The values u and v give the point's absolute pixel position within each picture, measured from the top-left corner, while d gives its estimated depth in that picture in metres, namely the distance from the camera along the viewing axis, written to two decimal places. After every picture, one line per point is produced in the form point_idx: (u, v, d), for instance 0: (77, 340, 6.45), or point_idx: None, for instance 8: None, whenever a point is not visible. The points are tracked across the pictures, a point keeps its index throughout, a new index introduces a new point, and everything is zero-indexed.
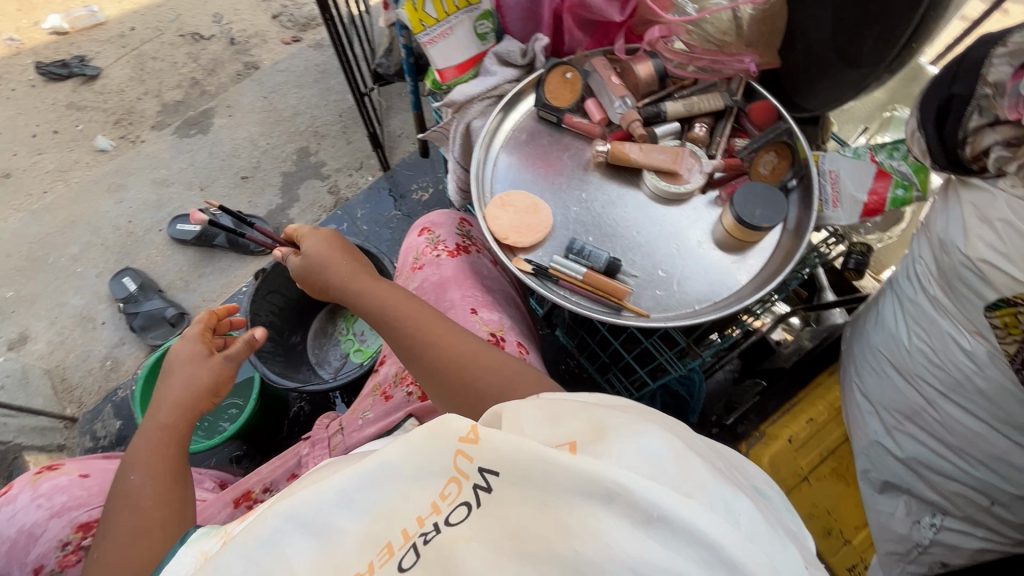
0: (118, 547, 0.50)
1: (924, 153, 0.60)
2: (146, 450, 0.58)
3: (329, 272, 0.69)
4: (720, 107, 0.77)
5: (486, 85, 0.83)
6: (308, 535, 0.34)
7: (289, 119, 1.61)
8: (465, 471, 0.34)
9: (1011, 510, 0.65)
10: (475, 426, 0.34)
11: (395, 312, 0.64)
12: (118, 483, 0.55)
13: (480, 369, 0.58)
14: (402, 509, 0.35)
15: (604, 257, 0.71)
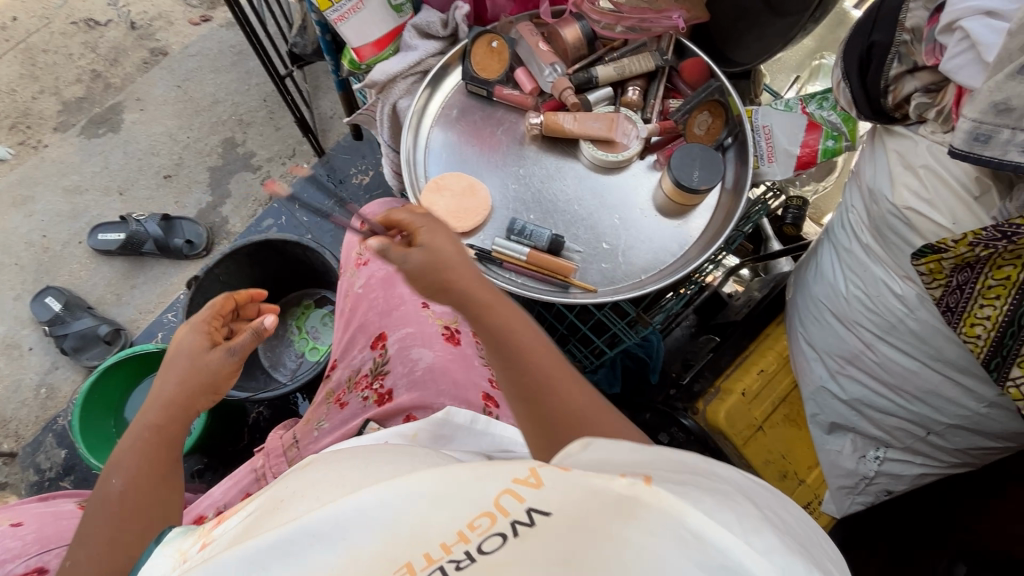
0: (88, 557, 0.49)
1: (850, 104, 0.59)
2: (132, 451, 0.56)
3: (443, 273, 0.51)
4: (651, 68, 0.75)
5: (407, 61, 0.78)
6: (314, 543, 0.24)
7: (209, 108, 1.49)
8: (510, 508, 0.24)
9: (946, 438, 0.69)
10: (537, 470, 0.25)
11: (497, 331, 0.50)
12: (100, 488, 0.54)
13: (596, 428, 0.45)
14: (422, 531, 0.24)
15: (547, 235, 0.69)
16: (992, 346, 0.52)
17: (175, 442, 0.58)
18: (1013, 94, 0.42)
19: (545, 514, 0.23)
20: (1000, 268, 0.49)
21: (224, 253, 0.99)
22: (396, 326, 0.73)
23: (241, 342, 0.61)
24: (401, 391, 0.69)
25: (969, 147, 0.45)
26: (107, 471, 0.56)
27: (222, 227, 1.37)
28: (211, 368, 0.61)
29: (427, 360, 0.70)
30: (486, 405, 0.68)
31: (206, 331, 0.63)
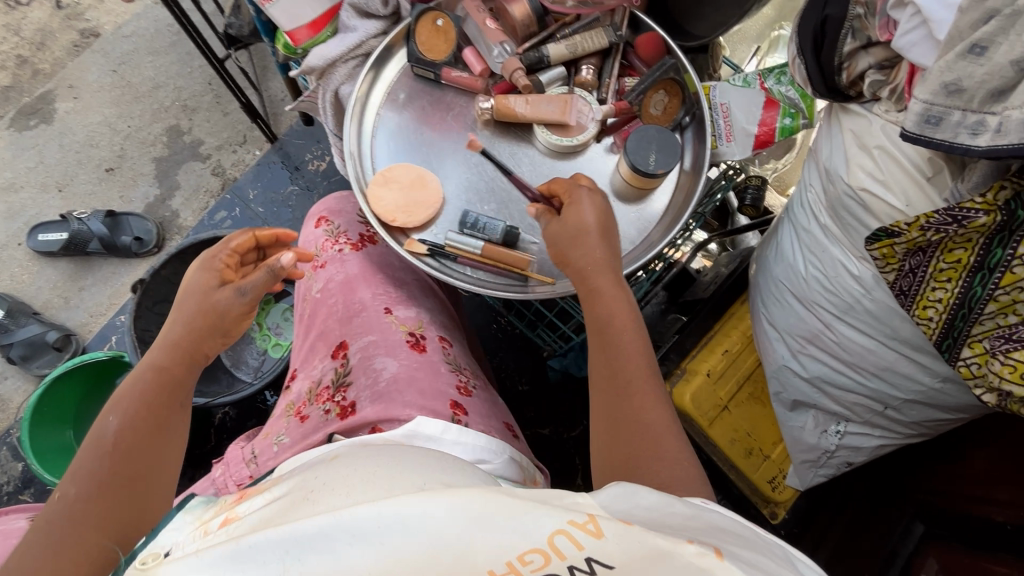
0: (77, 495, 0.47)
1: (805, 81, 0.57)
2: (133, 390, 0.54)
3: (568, 249, 0.61)
4: (605, 45, 0.72)
5: (346, 44, 0.73)
6: (353, 543, 0.30)
7: (149, 94, 1.40)
8: (565, 551, 0.30)
9: (903, 412, 0.70)
10: (594, 518, 0.30)
11: (598, 320, 0.58)
12: (94, 425, 0.51)
13: (662, 442, 0.51)
14: (474, 553, 0.30)
15: (500, 227, 0.67)
16: (943, 328, 0.51)
17: (179, 385, 0.56)
18: (963, 74, 0.40)
19: (600, 563, 0.29)
20: (951, 251, 0.49)
21: (170, 253, 0.94)
22: (357, 335, 0.73)
23: (255, 281, 0.59)
24: (363, 404, 0.67)
25: (921, 129, 0.43)
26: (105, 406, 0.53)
27: (173, 221, 1.30)
28: (223, 312, 0.59)
29: (391, 370, 0.69)
30: (453, 413, 0.67)
31: (218, 271, 0.61)
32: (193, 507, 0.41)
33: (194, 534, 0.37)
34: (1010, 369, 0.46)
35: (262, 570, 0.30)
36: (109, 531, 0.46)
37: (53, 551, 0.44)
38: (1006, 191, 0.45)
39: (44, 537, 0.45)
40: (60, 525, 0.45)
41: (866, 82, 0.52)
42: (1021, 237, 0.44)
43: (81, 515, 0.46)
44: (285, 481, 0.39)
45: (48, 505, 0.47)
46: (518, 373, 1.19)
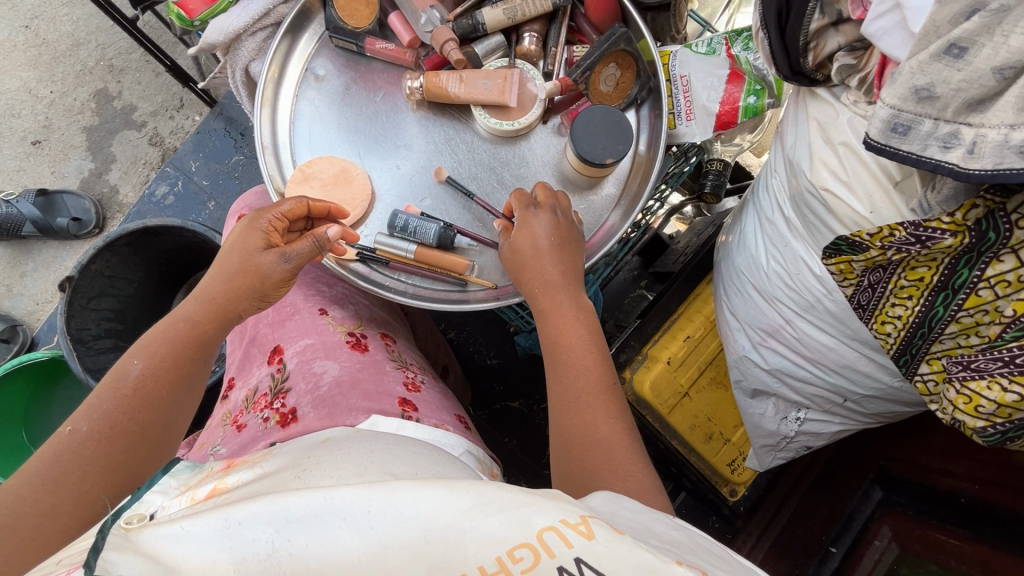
0: (89, 435, 0.44)
1: (767, 58, 0.51)
2: (167, 336, 0.51)
3: (520, 271, 0.56)
4: (549, 9, 0.63)
5: (248, 14, 0.65)
6: (344, 528, 0.27)
7: (70, 53, 1.27)
8: (554, 549, 0.26)
9: (863, 404, 0.66)
10: (586, 518, 0.27)
11: (548, 336, 0.53)
12: (117, 364, 0.48)
13: (619, 457, 0.45)
14: (463, 547, 0.26)
15: (433, 229, 0.61)
16: (901, 344, 0.47)
17: (208, 345, 0.53)
18: (937, 78, 0.35)
19: (592, 568, 0.25)
20: (913, 270, 0.45)
21: (97, 246, 0.86)
22: (293, 338, 0.65)
23: (300, 249, 0.53)
24: (305, 410, 0.59)
25: (886, 139, 0.38)
26: (133, 345, 0.50)
27: (112, 198, 1.22)
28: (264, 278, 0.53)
29: (333, 373, 0.61)
30: (402, 410, 0.59)
31: (265, 232, 0.54)
32: (179, 473, 0.38)
33: (180, 498, 0.34)
34: (964, 399, 0.42)
35: (252, 546, 0.27)
36: (110, 484, 0.43)
37: (55, 487, 0.41)
38: (977, 210, 0.40)
39: (42, 466, 0.42)
40: (67, 461, 0.42)
41: (835, 66, 0.48)
42: (990, 258, 0.40)
43: (88, 457, 0.43)
44: (274, 459, 0.40)
45: (54, 437, 0.44)
46: (486, 347, 1.12)
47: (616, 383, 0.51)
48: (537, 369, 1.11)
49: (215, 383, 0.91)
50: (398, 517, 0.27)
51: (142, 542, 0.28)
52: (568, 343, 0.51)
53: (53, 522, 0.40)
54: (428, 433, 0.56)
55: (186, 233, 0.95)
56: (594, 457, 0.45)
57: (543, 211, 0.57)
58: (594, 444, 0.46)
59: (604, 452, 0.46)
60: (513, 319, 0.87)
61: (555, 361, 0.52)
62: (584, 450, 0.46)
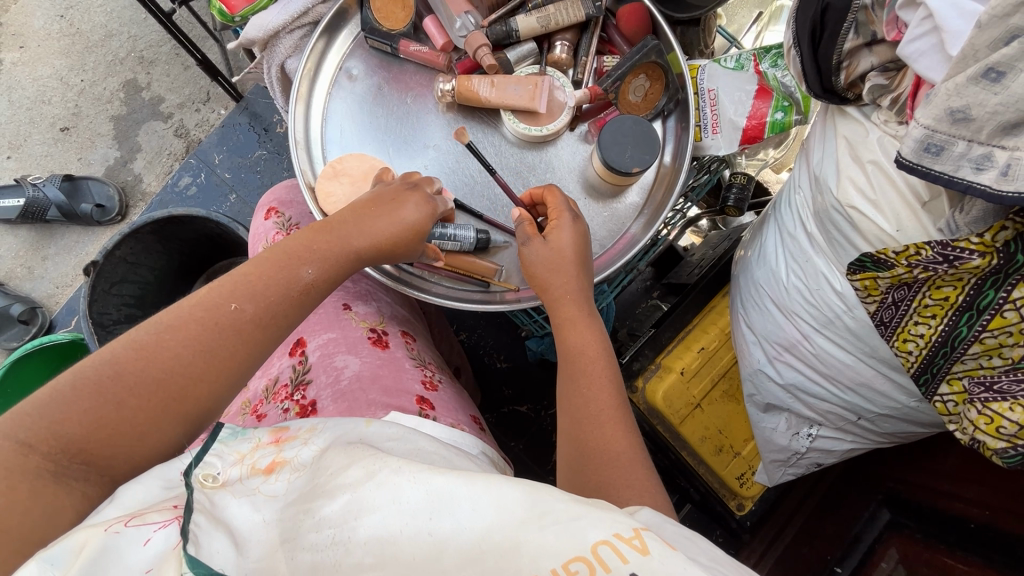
0: (253, 320, 0.43)
1: (798, 76, 0.52)
2: (337, 258, 0.49)
3: (546, 275, 0.56)
4: (582, 19, 0.64)
5: (288, 12, 0.67)
6: (405, 527, 0.31)
7: (102, 43, 1.29)
8: (610, 563, 0.27)
9: (877, 423, 0.65)
10: (640, 533, 0.28)
11: (570, 349, 0.53)
12: (289, 268, 0.46)
13: (628, 471, 0.44)
14: (517, 557, 0.28)
15: (473, 235, 0.61)
16: (923, 363, 0.48)
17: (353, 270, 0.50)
18: (973, 101, 0.36)
19: None
20: (939, 289, 0.45)
21: (123, 233, 0.87)
22: (315, 331, 0.66)
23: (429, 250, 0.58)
24: (325, 403, 0.60)
25: (918, 158, 0.39)
26: (302, 249, 0.47)
27: (136, 187, 1.24)
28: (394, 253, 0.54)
29: (353, 368, 0.62)
30: (420, 408, 0.59)
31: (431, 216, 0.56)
32: (229, 440, 0.39)
33: (239, 465, 0.38)
34: (985, 420, 0.43)
35: (314, 551, 0.31)
36: (246, 370, 0.43)
37: (212, 359, 0.41)
38: (1007, 231, 0.41)
39: (191, 329, 0.41)
40: (224, 337, 0.42)
41: (868, 85, 0.48)
42: (1017, 280, 0.41)
43: (241, 341, 0.42)
44: (324, 428, 0.42)
45: (216, 310, 0.42)
46: (497, 350, 1.13)
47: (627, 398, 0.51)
48: (546, 374, 1.11)
49: None
50: (455, 525, 0.30)
51: (221, 508, 0.35)
52: (592, 356, 0.52)
53: (198, 387, 0.40)
54: (446, 432, 0.56)
55: (209, 223, 0.96)
56: (604, 467, 0.45)
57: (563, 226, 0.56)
58: (603, 456, 0.46)
59: (613, 463, 0.45)
60: (527, 324, 0.85)
61: (570, 361, 0.53)
62: (592, 462, 0.46)
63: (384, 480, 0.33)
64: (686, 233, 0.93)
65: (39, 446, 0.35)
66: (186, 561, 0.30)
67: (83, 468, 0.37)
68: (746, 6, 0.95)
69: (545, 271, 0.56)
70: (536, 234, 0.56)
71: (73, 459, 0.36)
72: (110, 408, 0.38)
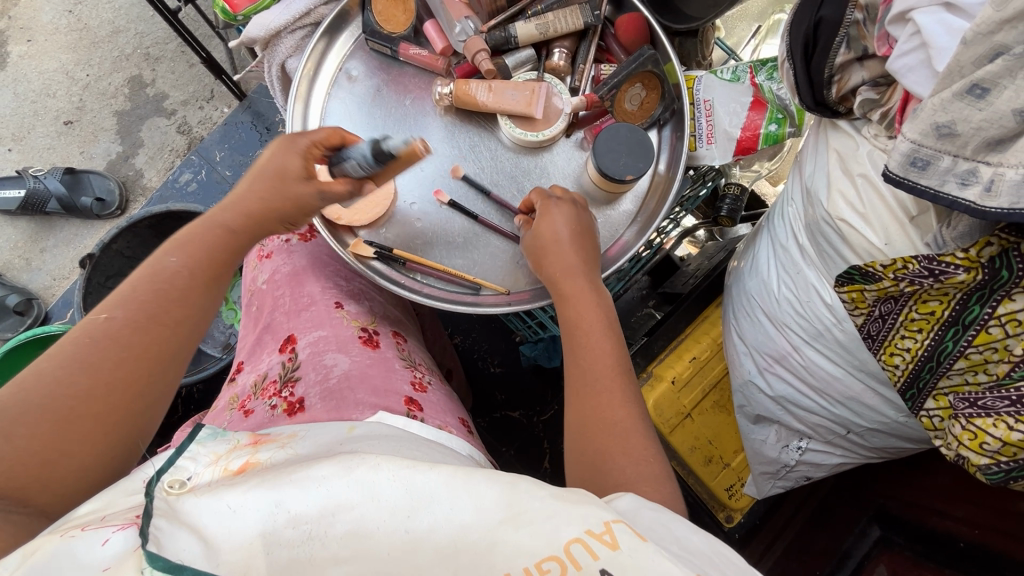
0: (124, 324, 0.42)
1: (791, 88, 0.53)
2: (208, 242, 0.47)
3: (540, 258, 0.58)
4: (580, 27, 0.65)
5: (290, 12, 0.68)
6: (382, 527, 0.31)
7: (109, 39, 1.30)
8: (581, 560, 0.28)
9: (867, 438, 0.65)
10: (611, 528, 0.29)
11: (570, 322, 0.53)
12: (151, 260, 0.45)
13: (628, 441, 0.45)
14: (495, 554, 0.29)
15: (359, 153, 0.52)
16: (909, 377, 0.48)
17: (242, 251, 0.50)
18: (958, 117, 0.36)
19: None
20: (925, 303, 0.45)
21: (121, 226, 0.88)
22: (306, 329, 0.66)
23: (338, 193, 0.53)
24: (313, 401, 0.60)
25: (905, 172, 0.39)
26: (170, 245, 0.46)
27: (136, 182, 1.24)
28: (306, 206, 0.53)
29: (342, 366, 0.62)
30: (408, 409, 0.59)
31: (303, 154, 0.53)
32: (206, 441, 0.41)
33: (212, 467, 0.39)
34: (969, 435, 0.43)
35: (292, 533, 0.31)
36: (142, 373, 0.42)
37: (93, 372, 0.40)
38: (992, 248, 0.41)
39: (70, 349, 0.40)
40: (101, 347, 0.41)
41: (858, 99, 0.49)
42: (1002, 296, 0.41)
43: (123, 344, 0.41)
44: (301, 442, 0.44)
45: (86, 323, 0.42)
46: (490, 354, 1.13)
47: (633, 371, 0.50)
48: (539, 380, 1.11)
49: (220, 367, 0.92)
50: (431, 522, 0.31)
51: (185, 511, 0.33)
52: (587, 329, 0.51)
53: (90, 406, 0.40)
54: (433, 433, 0.56)
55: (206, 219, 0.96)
56: (603, 444, 0.45)
57: (558, 206, 0.59)
58: (601, 435, 0.46)
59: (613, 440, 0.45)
60: (521, 328, 0.85)
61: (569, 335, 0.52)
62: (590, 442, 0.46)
63: (361, 475, 0.33)
64: (681, 243, 0.94)
65: None
66: (146, 557, 0.29)
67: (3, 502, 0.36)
68: (746, 19, 0.96)
69: (540, 254, 0.58)
70: (527, 226, 0.59)
71: None
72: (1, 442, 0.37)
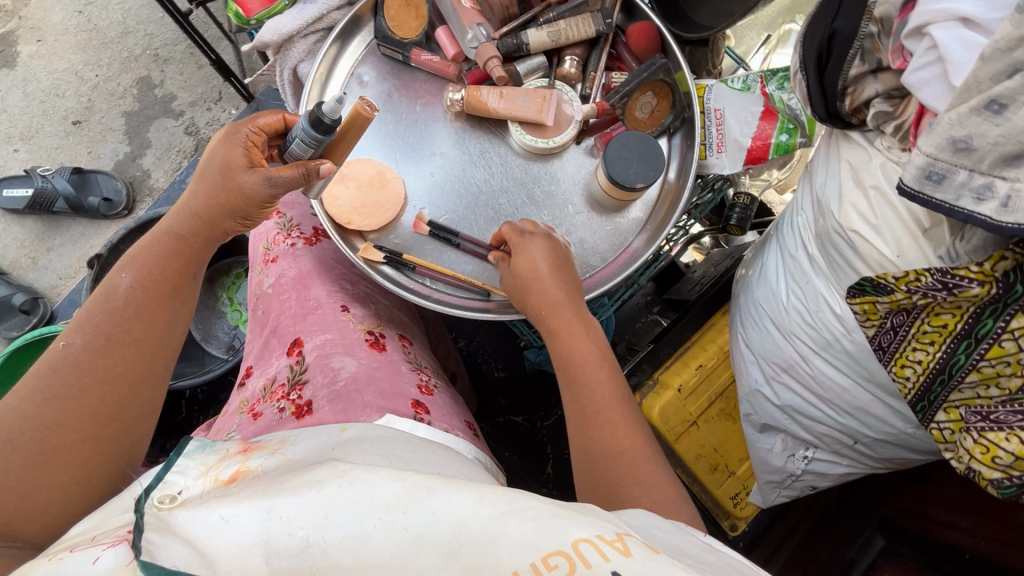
0: (83, 346, 0.46)
1: (805, 99, 0.53)
2: (153, 251, 0.51)
3: (524, 296, 0.56)
4: (592, 35, 0.65)
5: (303, 17, 0.68)
6: (380, 529, 0.31)
7: (118, 40, 1.31)
8: (590, 559, 0.28)
9: (873, 449, 0.65)
10: (621, 537, 0.30)
11: (564, 357, 0.53)
12: (105, 279, 0.49)
13: (640, 466, 0.46)
14: (496, 552, 0.29)
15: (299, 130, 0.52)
16: (920, 389, 0.47)
17: (195, 260, 0.54)
18: (975, 132, 0.37)
19: None
20: (937, 316, 0.45)
21: (129, 227, 0.88)
22: (313, 332, 0.66)
23: (285, 175, 0.52)
24: (320, 403, 0.59)
25: (920, 185, 0.39)
26: (123, 262, 0.51)
27: (144, 182, 1.25)
28: (247, 195, 0.53)
29: (350, 369, 0.62)
30: (415, 412, 0.59)
31: (245, 146, 0.53)
32: (194, 453, 0.42)
33: (203, 478, 0.39)
34: (981, 449, 0.43)
35: (288, 534, 0.31)
36: (111, 392, 0.45)
37: (59, 399, 0.43)
38: (1006, 261, 0.41)
39: (39, 379, 0.44)
40: (65, 374, 0.44)
41: (872, 111, 0.49)
42: (1015, 310, 0.41)
43: (85, 368, 0.45)
44: (291, 445, 0.44)
45: (50, 352, 0.46)
46: (495, 359, 1.13)
47: (631, 395, 0.51)
48: (543, 386, 1.11)
49: (226, 369, 0.92)
50: (429, 517, 0.31)
51: (176, 526, 0.33)
52: (581, 361, 0.51)
53: (61, 433, 0.43)
54: (439, 436, 0.56)
55: None
56: (616, 469, 0.46)
57: (534, 240, 0.57)
58: (613, 462, 0.46)
59: (626, 466, 0.46)
60: (526, 334, 0.84)
61: (567, 372, 0.52)
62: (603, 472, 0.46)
63: (355, 479, 0.34)
64: (688, 250, 0.94)
65: None
66: (140, 567, 0.30)
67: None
68: (755, 27, 0.97)
69: (522, 291, 0.57)
70: (505, 262, 0.58)
71: None
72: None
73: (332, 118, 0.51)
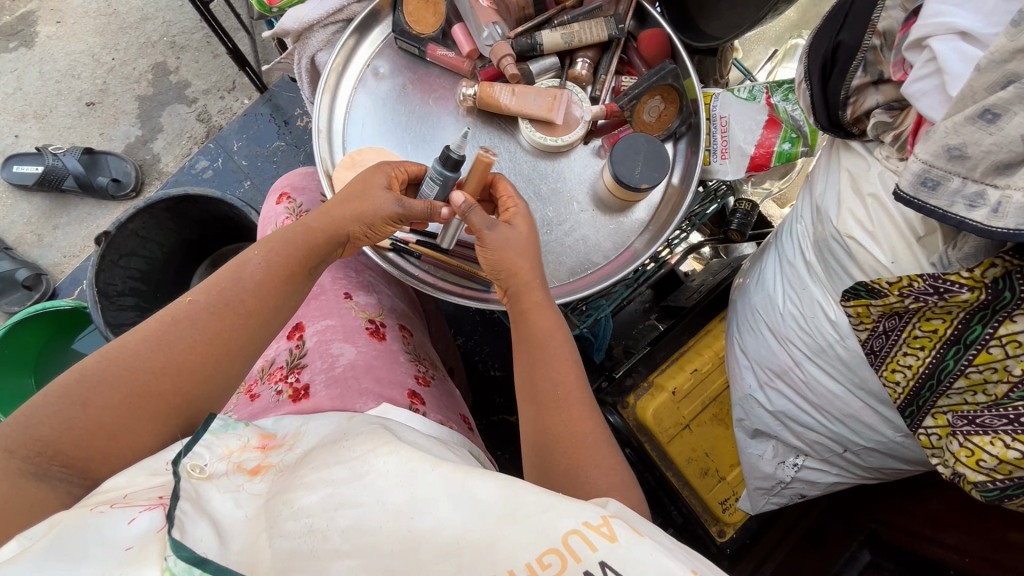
0: (205, 307, 0.47)
1: (807, 109, 0.55)
2: (285, 237, 0.52)
3: (515, 262, 0.54)
4: (604, 39, 0.67)
5: (324, 7, 0.70)
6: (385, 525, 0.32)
7: (136, 26, 1.33)
8: (580, 552, 0.28)
9: (862, 457, 0.66)
10: (608, 520, 0.29)
11: (540, 332, 0.52)
12: (239, 254, 0.50)
13: (597, 451, 0.46)
14: (494, 552, 0.29)
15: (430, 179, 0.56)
16: (909, 395, 0.49)
17: (317, 255, 0.53)
18: (969, 139, 0.38)
19: (617, 572, 0.28)
20: (928, 321, 0.47)
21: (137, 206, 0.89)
22: (315, 317, 0.66)
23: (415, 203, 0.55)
24: (317, 388, 0.60)
25: (915, 191, 0.41)
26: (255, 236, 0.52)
27: (153, 166, 1.26)
28: (374, 213, 0.54)
29: (348, 357, 0.62)
30: (410, 402, 0.60)
31: (392, 172, 0.57)
32: (218, 432, 0.41)
33: (226, 461, 0.39)
34: (966, 452, 0.44)
35: (289, 534, 0.33)
36: (213, 360, 0.46)
37: (171, 351, 0.45)
38: (995, 268, 0.43)
39: (161, 325, 0.46)
40: (182, 329, 0.46)
41: (873, 121, 0.50)
42: (1004, 317, 0.42)
43: (201, 328, 0.46)
44: (309, 439, 0.44)
45: (174, 304, 0.47)
46: (491, 358, 1.14)
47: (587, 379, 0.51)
48: None
49: None
50: (435, 524, 0.31)
51: (208, 503, 0.36)
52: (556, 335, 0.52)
53: (160, 384, 0.44)
54: (434, 428, 0.57)
55: (222, 206, 0.97)
56: (574, 458, 0.46)
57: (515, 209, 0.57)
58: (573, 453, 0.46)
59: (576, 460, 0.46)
60: None
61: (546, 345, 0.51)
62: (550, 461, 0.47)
63: (369, 480, 0.34)
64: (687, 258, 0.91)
65: (19, 450, 0.39)
66: (171, 545, 0.30)
67: (62, 470, 0.40)
68: (763, 43, 0.99)
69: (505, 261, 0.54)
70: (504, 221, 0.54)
71: (51, 461, 0.40)
72: (78, 410, 0.41)
73: (458, 154, 0.55)
